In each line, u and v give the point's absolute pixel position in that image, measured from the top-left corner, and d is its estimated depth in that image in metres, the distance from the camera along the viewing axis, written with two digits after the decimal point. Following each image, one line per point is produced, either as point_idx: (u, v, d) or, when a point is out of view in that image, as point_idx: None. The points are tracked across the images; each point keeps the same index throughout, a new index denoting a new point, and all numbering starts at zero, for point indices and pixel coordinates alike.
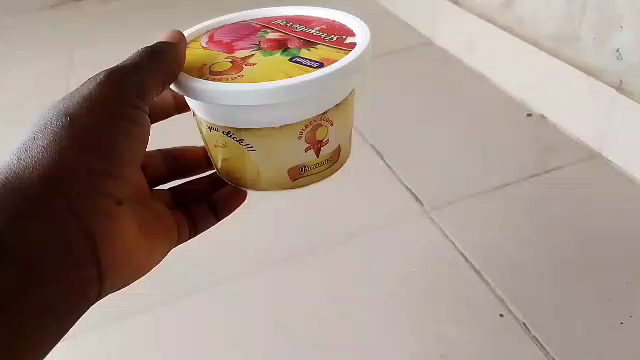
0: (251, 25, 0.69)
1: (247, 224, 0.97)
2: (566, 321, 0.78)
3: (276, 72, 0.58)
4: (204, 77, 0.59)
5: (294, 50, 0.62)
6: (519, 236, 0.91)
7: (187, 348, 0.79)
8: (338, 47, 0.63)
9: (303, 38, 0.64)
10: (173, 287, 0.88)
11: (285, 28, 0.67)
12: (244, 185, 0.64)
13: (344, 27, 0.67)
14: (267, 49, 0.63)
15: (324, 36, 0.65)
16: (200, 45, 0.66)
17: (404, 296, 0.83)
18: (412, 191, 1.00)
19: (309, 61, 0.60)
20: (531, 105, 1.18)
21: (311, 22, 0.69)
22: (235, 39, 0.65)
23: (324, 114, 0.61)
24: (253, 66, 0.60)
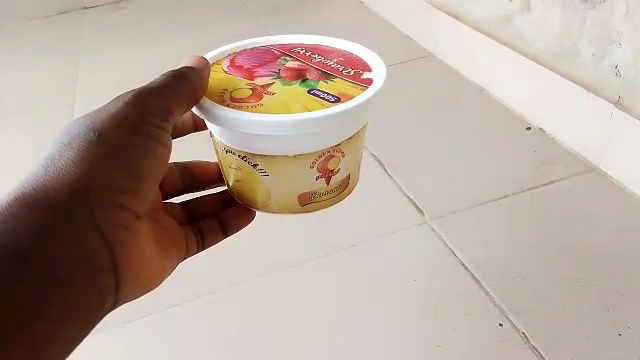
0: (272, 51, 0.72)
1: (254, 230, 1.00)
2: (564, 331, 0.81)
3: (294, 102, 0.62)
4: (225, 102, 0.63)
5: (312, 82, 0.65)
6: (519, 247, 0.94)
7: (192, 351, 0.83)
8: (355, 82, 0.65)
9: (321, 69, 0.67)
10: (183, 292, 0.92)
11: (305, 56, 0.70)
12: (255, 205, 0.68)
13: (363, 62, 0.69)
14: (287, 77, 0.65)
15: (342, 69, 0.68)
16: (222, 67, 0.69)
17: (404, 304, 0.86)
18: (413, 201, 1.04)
19: (326, 94, 0.63)
20: (531, 120, 1.20)
21: (330, 52, 0.72)
22: (255, 64, 0.68)
23: (338, 146, 0.64)
24: (272, 95, 0.63)
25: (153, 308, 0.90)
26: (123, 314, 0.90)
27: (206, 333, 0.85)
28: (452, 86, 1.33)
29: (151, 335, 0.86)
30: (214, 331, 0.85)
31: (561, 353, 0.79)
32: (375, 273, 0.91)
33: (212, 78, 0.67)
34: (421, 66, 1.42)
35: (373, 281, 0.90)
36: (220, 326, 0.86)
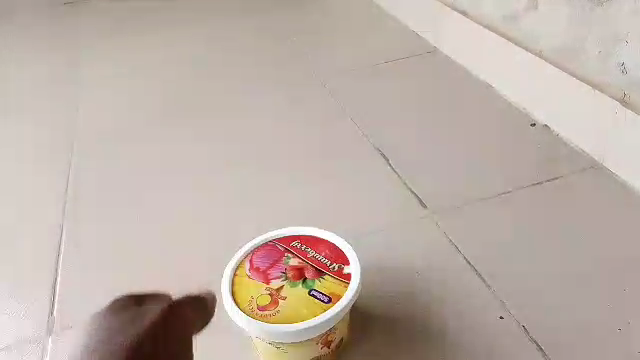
0: (277, 243, 0.78)
1: (256, 220, 1.01)
2: (566, 326, 0.80)
3: (301, 304, 0.69)
4: (251, 313, 0.69)
5: (309, 280, 0.72)
6: (521, 243, 0.94)
7: (189, 339, 0.82)
8: (338, 278, 0.72)
9: (314, 265, 0.74)
10: (185, 278, 0.91)
11: (302, 249, 0.77)
12: (283, 356, 0.71)
13: (346, 253, 0.75)
14: (292, 277, 0.72)
15: (328, 263, 0.74)
16: (244, 269, 0.75)
17: (408, 297, 0.87)
18: (416, 195, 1.05)
19: (321, 294, 0.70)
20: (535, 116, 1.20)
21: (319, 243, 0.78)
22: (270, 263, 0.75)
23: (325, 288, 0.70)
24: (286, 300, 0.70)
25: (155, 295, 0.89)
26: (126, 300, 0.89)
27: (206, 319, 0.85)
28: (457, 83, 1.34)
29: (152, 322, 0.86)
30: (215, 316, 0.85)
31: (563, 348, 0.78)
32: (379, 269, 0.92)
33: (236, 292, 0.72)
34: (423, 64, 1.43)
35: (377, 277, 0.90)
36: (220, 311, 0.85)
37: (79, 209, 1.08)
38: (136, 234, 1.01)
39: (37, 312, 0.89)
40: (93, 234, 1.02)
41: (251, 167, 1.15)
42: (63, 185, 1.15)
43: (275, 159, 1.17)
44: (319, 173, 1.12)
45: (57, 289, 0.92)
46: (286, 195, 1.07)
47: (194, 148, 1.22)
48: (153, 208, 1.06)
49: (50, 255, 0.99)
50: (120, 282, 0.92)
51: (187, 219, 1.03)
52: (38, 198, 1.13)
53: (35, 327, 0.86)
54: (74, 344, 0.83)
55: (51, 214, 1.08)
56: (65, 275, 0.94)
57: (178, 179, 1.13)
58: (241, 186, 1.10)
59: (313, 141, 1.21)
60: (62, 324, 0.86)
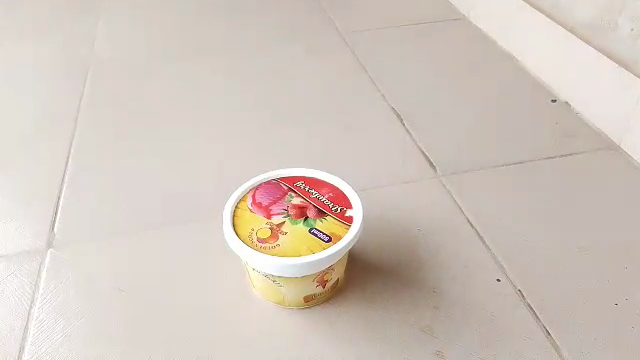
0: (281, 182, 0.78)
1: (261, 164, 0.99)
2: (562, 295, 0.76)
3: (301, 241, 0.69)
4: (249, 243, 0.69)
5: (311, 219, 0.71)
6: (527, 210, 0.90)
7: (176, 265, 0.80)
8: (341, 220, 0.72)
9: (317, 205, 0.73)
10: (183, 211, 0.89)
11: (305, 190, 0.76)
12: (279, 292, 0.72)
13: (349, 196, 0.75)
14: (294, 215, 0.72)
15: (331, 204, 0.74)
16: (246, 203, 0.74)
17: (405, 248, 0.83)
18: (426, 157, 1.02)
19: (321, 232, 0.70)
20: (557, 92, 1.18)
21: (323, 185, 0.77)
22: (272, 200, 0.74)
23: (327, 228, 0.70)
24: (285, 235, 0.69)
25: (151, 222, 0.87)
26: (123, 225, 0.87)
27: (197, 250, 0.82)
28: (483, 54, 1.31)
29: (142, 245, 0.83)
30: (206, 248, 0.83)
31: (557, 316, 0.74)
32: (378, 219, 0.88)
33: (238, 225, 0.71)
34: (451, 33, 1.40)
35: (376, 226, 0.87)
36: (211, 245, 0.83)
37: (86, 134, 1.07)
38: (139, 163, 0.99)
39: (35, 225, 0.87)
40: (96, 159, 1.00)
41: (261, 112, 1.12)
42: (72, 110, 1.14)
43: (288, 105, 1.14)
44: (330, 124, 1.09)
45: (61, 208, 0.90)
46: (294, 142, 1.04)
47: (205, 88, 1.20)
48: (158, 141, 1.04)
49: (54, 174, 0.97)
50: (117, 206, 0.90)
51: (191, 156, 1.01)
52: (46, 118, 1.11)
53: (32, 239, 0.85)
54: (68, 259, 0.81)
55: (58, 136, 1.07)
56: (69, 196, 0.92)
57: (186, 116, 1.11)
58: (249, 130, 1.07)
59: (328, 93, 1.18)
60: (60, 240, 0.84)
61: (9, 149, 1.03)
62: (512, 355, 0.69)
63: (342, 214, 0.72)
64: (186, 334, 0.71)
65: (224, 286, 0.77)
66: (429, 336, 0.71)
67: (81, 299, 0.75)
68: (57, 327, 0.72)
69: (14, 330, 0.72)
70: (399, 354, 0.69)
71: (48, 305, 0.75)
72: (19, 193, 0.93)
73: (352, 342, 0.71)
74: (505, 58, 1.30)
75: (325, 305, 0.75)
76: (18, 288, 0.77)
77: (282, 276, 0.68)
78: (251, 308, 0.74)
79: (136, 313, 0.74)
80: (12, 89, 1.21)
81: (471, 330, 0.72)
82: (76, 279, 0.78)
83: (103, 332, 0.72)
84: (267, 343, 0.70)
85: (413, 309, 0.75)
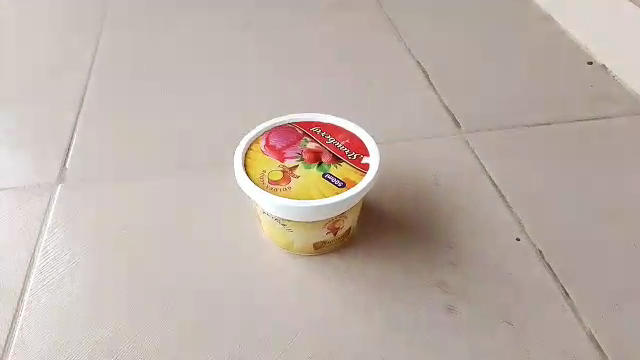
0: (297, 127, 0.75)
1: (278, 111, 0.95)
2: (584, 258, 0.73)
3: (313, 186, 0.66)
4: (260, 184, 0.67)
5: (325, 165, 0.68)
6: (553, 170, 0.85)
7: (187, 208, 0.79)
8: (356, 167, 0.69)
9: (331, 151, 0.70)
10: (196, 155, 0.87)
11: (320, 135, 0.73)
12: (288, 238, 0.70)
13: (366, 144, 0.72)
14: (307, 159, 0.69)
15: (347, 152, 0.71)
16: (259, 146, 0.71)
17: (421, 203, 0.80)
18: (450, 112, 0.96)
19: (334, 178, 0.67)
20: (595, 56, 1.09)
21: (340, 132, 0.74)
22: (286, 144, 0.72)
23: (341, 175, 0.68)
24: (297, 179, 0.67)
25: (163, 164, 0.86)
26: (135, 165, 0.86)
27: (207, 194, 0.81)
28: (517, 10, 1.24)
29: (155, 187, 0.82)
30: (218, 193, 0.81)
31: (577, 279, 0.70)
32: (395, 171, 0.85)
33: (249, 167, 0.69)
34: None
35: (393, 178, 0.84)
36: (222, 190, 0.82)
37: (103, 74, 1.05)
38: (154, 106, 0.97)
39: (48, 161, 0.86)
40: (112, 99, 0.99)
41: (279, 59, 1.08)
42: (90, 49, 1.11)
43: (307, 53, 1.10)
44: (351, 73, 1.04)
45: (73, 146, 0.89)
46: (313, 91, 1.00)
47: (225, 34, 1.15)
48: (174, 85, 1.02)
49: (69, 111, 0.96)
50: (129, 148, 0.89)
51: (206, 102, 0.98)
52: (64, 56, 1.09)
53: (44, 174, 0.84)
54: (78, 194, 0.81)
55: (74, 74, 1.05)
56: (82, 134, 0.91)
57: (204, 62, 1.08)
58: (267, 77, 1.03)
59: (352, 42, 1.12)
60: (71, 176, 0.84)
61: (26, 85, 1.02)
62: (526, 314, 0.67)
63: (357, 162, 0.69)
64: (192, 273, 0.71)
65: (233, 230, 0.76)
66: (441, 291, 0.69)
67: (89, 233, 0.75)
68: (64, 258, 0.72)
69: (22, 260, 0.72)
70: (409, 306, 0.67)
71: (55, 237, 0.75)
72: (34, 129, 0.92)
73: (360, 291, 0.69)
74: (540, 14, 1.22)
75: (336, 254, 0.73)
76: (28, 219, 0.77)
77: (291, 219, 0.66)
78: (259, 253, 0.73)
79: (143, 250, 0.73)
80: (31, 26, 1.19)
81: (485, 287, 0.69)
82: (85, 213, 0.78)
83: (109, 266, 0.71)
84: (274, 287, 0.69)
85: (426, 263, 0.72)
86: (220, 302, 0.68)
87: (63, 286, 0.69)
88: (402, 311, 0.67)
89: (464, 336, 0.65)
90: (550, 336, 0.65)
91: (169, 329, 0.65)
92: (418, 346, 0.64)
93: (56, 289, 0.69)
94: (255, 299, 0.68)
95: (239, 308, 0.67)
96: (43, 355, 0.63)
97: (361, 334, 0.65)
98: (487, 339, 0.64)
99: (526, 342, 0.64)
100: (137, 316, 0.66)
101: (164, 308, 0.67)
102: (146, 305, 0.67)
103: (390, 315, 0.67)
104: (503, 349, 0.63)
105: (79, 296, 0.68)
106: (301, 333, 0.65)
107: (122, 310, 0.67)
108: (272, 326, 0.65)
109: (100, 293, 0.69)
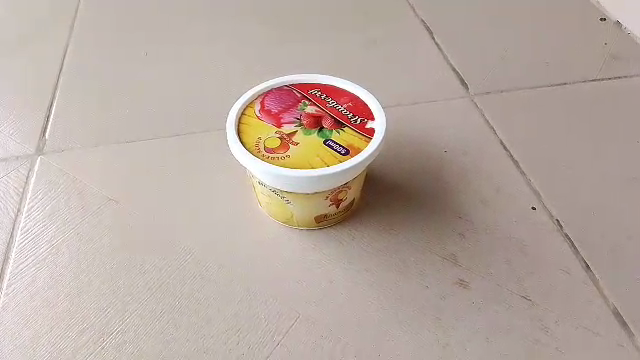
0: (294, 89, 0.68)
1: (273, 76, 0.89)
2: (605, 228, 0.68)
3: (314, 153, 0.61)
4: (256, 152, 0.61)
5: (327, 131, 0.63)
6: (569, 134, 0.80)
7: (179, 178, 0.73)
8: (360, 132, 0.63)
9: (333, 115, 0.64)
10: (185, 123, 0.81)
11: (320, 98, 0.67)
12: (287, 210, 0.65)
13: (370, 107, 0.66)
14: (307, 124, 0.63)
15: (350, 116, 0.65)
16: (253, 110, 0.65)
17: (429, 171, 0.74)
18: (458, 74, 0.89)
19: (337, 145, 0.61)
20: (607, 11, 1.00)
21: (342, 94, 0.68)
22: (283, 108, 0.65)
23: (345, 141, 0.62)
24: (297, 147, 0.61)
25: (151, 132, 0.79)
26: (121, 133, 0.79)
27: (199, 164, 0.75)
28: None
29: (143, 157, 0.76)
30: (209, 162, 0.75)
31: (598, 251, 0.66)
32: (401, 137, 0.79)
33: (243, 133, 0.63)
34: None
35: (398, 145, 0.78)
36: (214, 159, 0.76)
37: (84, 33, 0.96)
38: (141, 68, 0.90)
39: (25, 129, 0.80)
40: (95, 61, 0.91)
41: (273, 18, 1.00)
42: (70, 5, 1.02)
43: (302, 10, 1.02)
44: (350, 32, 0.97)
45: (53, 113, 0.82)
46: (310, 52, 0.93)
47: None
48: (162, 45, 0.94)
49: (47, 75, 0.88)
50: (114, 115, 0.82)
51: (194, 64, 0.91)
52: (41, 11, 1.00)
53: (20, 144, 0.77)
54: (59, 166, 0.75)
55: (55, 32, 0.96)
56: (63, 100, 0.84)
57: (193, 19, 1.00)
58: (261, 38, 0.96)
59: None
60: (51, 146, 0.77)
61: (0, 45, 0.93)
62: (544, 288, 0.62)
63: (362, 127, 0.63)
64: (184, 250, 0.66)
65: (228, 202, 0.70)
66: (453, 265, 0.64)
67: (72, 207, 0.70)
68: (45, 236, 0.67)
69: (0, 238, 0.67)
70: (419, 281, 0.63)
71: (35, 212, 0.69)
72: (10, 94, 0.85)
73: (366, 267, 0.64)
74: None
75: (338, 227, 0.68)
76: (4, 193, 0.71)
77: (291, 190, 0.61)
78: (256, 226, 0.68)
79: (130, 225, 0.68)
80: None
81: (500, 260, 0.65)
82: (67, 186, 0.72)
83: (93, 243, 0.66)
84: (274, 263, 0.64)
85: (436, 236, 0.67)
86: (215, 281, 0.63)
87: (45, 267, 0.64)
88: (412, 288, 0.62)
89: (478, 313, 0.60)
90: (569, 313, 0.61)
91: (161, 311, 0.61)
92: (429, 325, 0.59)
93: (36, 270, 0.64)
94: (252, 277, 0.63)
95: (236, 287, 0.62)
96: (25, 340, 0.58)
97: (368, 313, 0.60)
98: (502, 317, 0.60)
99: (545, 320, 0.60)
100: (126, 297, 0.62)
101: (155, 289, 0.62)
102: (136, 286, 0.62)
103: (399, 292, 0.62)
104: (520, 327, 0.59)
105: (62, 276, 0.63)
106: (303, 313, 0.60)
107: (109, 291, 0.62)
108: (272, 306, 0.61)
109: (85, 273, 0.63)
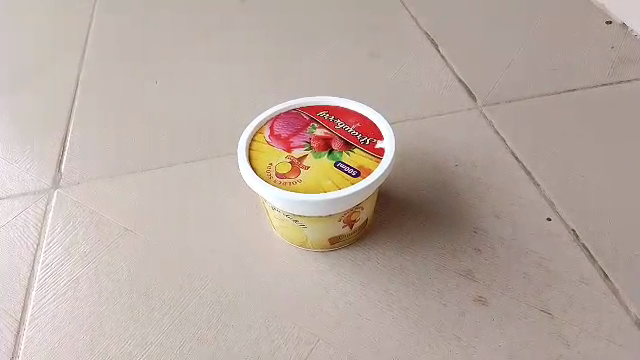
0: (303, 112, 0.69)
1: (282, 98, 0.89)
2: (623, 235, 0.67)
3: (325, 176, 0.61)
4: (268, 178, 0.62)
5: (337, 153, 0.63)
6: (581, 142, 0.79)
7: (194, 206, 0.74)
8: (370, 153, 0.63)
9: (342, 136, 0.65)
10: (197, 148, 0.82)
11: (328, 120, 0.67)
12: (301, 234, 0.65)
13: (378, 127, 0.66)
14: (317, 148, 0.64)
15: (359, 137, 0.65)
16: (263, 136, 0.66)
17: (441, 186, 0.74)
18: (464, 85, 0.89)
19: (347, 167, 0.62)
20: (612, 13, 0.99)
21: (349, 115, 0.68)
22: (292, 132, 0.66)
23: (355, 163, 0.62)
24: (308, 170, 0.62)
25: (164, 160, 0.80)
26: (134, 163, 0.80)
27: (213, 190, 0.75)
28: None
29: (156, 186, 0.77)
30: (222, 186, 0.76)
31: (617, 259, 0.65)
32: (411, 153, 0.79)
33: (254, 160, 0.63)
34: None
35: (409, 161, 0.78)
36: (227, 183, 0.76)
37: (94, 62, 0.98)
38: (152, 96, 0.91)
39: (42, 163, 0.81)
40: (106, 91, 0.92)
41: (277, 38, 1.00)
42: (78, 33, 1.04)
43: (306, 28, 1.02)
44: (355, 48, 0.97)
45: (67, 146, 0.84)
46: (317, 70, 0.94)
47: (220, 9, 1.07)
48: (169, 72, 0.95)
49: (59, 108, 0.90)
50: (127, 144, 0.83)
51: (202, 89, 0.92)
52: (50, 43, 1.02)
53: (37, 178, 0.79)
54: (75, 199, 0.76)
55: (66, 64, 0.98)
56: (77, 132, 0.86)
57: (200, 42, 1.01)
58: (268, 58, 0.97)
59: (356, 11, 1.04)
60: (67, 180, 0.79)
61: (13, 79, 0.95)
62: (563, 301, 0.62)
63: (372, 148, 0.64)
64: (202, 277, 0.66)
65: (243, 227, 0.71)
66: (470, 281, 0.64)
67: (89, 240, 0.70)
68: (65, 270, 0.68)
69: (21, 274, 0.68)
70: (437, 299, 0.63)
71: (54, 247, 0.70)
72: (25, 129, 0.87)
73: (383, 287, 0.64)
74: None
75: (354, 248, 0.68)
76: (24, 229, 0.72)
77: (304, 214, 0.61)
78: (272, 250, 0.68)
79: (148, 255, 0.69)
80: (15, 8, 1.11)
81: (518, 274, 0.64)
82: (85, 219, 0.73)
83: (113, 276, 0.67)
84: (291, 287, 0.65)
85: (452, 252, 0.67)
86: (234, 308, 0.63)
87: (65, 301, 0.65)
88: (430, 306, 0.62)
89: (499, 330, 0.60)
90: (591, 325, 0.60)
91: (182, 341, 0.61)
92: (449, 344, 0.59)
93: (58, 304, 0.65)
94: (271, 302, 0.63)
95: (255, 313, 0.63)
96: None
97: (387, 334, 0.60)
98: (523, 333, 0.60)
99: (566, 334, 0.59)
100: (147, 328, 0.62)
101: (176, 319, 0.63)
102: (156, 317, 0.63)
103: (417, 311, 0.62)
104: (541, 342, 0.59)
105: (83, 310, 0.64)
106: (323, 337, 0.60)
107: (130, 322, 0.63)
108: (291, 331, 0.61)
109: (106, 306, 0.64)
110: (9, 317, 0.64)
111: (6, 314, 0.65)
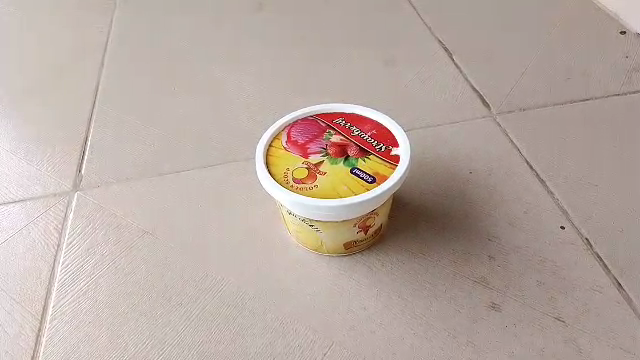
0: (319, 119, 0.70)
1: (297, 104, 0.91)
2: (636, 245, 0.67)
3: (341, 182, 0.62)
4: (285, 183, 0.63)
5: (353, 159, 0.64)
6: (595, 150, 0.79)
7: (212, 209, 0.75)
8: (386, 159, 0.64)
9: (358, 143, 0.66)
10: (214, 153, 0.83)
11: (344, 127, 0.69)
12: (316, 238, 0.66)
13: (393, 134, 0.67)
14: (333, 154, 0.65)
15: (374, 144, 0.66)
16: (280, 142, 0.67)
17: (454, 192, 0.75)
18: (478, 93, 0.90)
19: (363, 173, 0.63)
20: (627, 22, 0.99)
21: (365, 122, 0.69)
22: (309, 138, 0.67)
23: (370, 169, 0.63)
24: (324, 176, 0.63)
25: (181, 164, 0.82)
26: (152, 166, 0.82)
27: (230, 194, 0.77)
28: None
29: (175, 189, 0.78)
30: (238, 190, 0.77)
31: (630, 268, 0.65)
32: (425, 159, 0.80)
33: (271, 165, 0.65)
34: None
35: (424, 168, 0.79)
36: (243, 188, 0.77)
37: (113, 67, 1.00)
38: (169, 101, 0.92)
39: (62, 166, 0.83)
40: (125, 95, 0.94)
41: (292, 44, 1.02)
42: (98, 39, 1.06)
43: (320, 35, 1.03)
44: (369, 55, 0.98)
45: (87, 149, 0.85)
46: (332, 77, 0.95)
47: (235, 16, 1.09)
48: (186, 77, 0.97)
49: (79, 112, 0.92)
50: (145, 149, 0.85)
51: (219, 94, 0.93)
52: (71, 48, 1.04)
53: (57, 180, 0.81)
54: (95, 201, 0.77)
55: (85, 68, 1.00)
56: (96, 136, 0.88)
57: (216, 48, 1.02)
58: (282, 64, 0.98)
59: (369, 19, 1.05)
60: (87, 182, 0.80)
61: (35, 82, 0.98)
62: (576, 309, 0.62)
63: (387, 155, 0.65)
64: (219, 280, 0.67)
65: (260, 231, 0.72)
66: (483, 287, 0.65)
67: (109, 241, 0.72)
68: (85, 270, 0.69)
69: (42, 273, 0.70)
70: (450, 305, 0.63)
71: (74, 247, 0.72)
72: (46, 131, 0.89)
73: (397, 292, 0.65)
74: None
75: (368, 253, 0.69)
76: (45, 230, 0.74)
77: (320, 219, 0.62)
78: (288, 254, 0.69)
79: (166, 257, 0.70)
80: (37, 12, 1.13)
81: (531, 282, 0.65)
82: (104, 220, 0.75)
83: (131, 277, 0.68)
84: (305, 291, 0.66)
85: (465, 258, 0.67)
86: (249, 311, 0.64)
87: (85, 300, 0.67)
88: (443, 311, 0.63)
89: (511, 336, 0.60)
90: (603, 333, 0.60)
91: (198, 342, 0.62)
92: (462, 350, 0.60)
93: (77, 303, 0.66)
94: (286, 305, 0.65)
95: (270, 315, 0.64)
96: None
97: (400, 338, 0.61)
98: (536, 339, 0.60)
99: (579, 341, 0.60)
100: (164, 329, 0.63)
101: (192, 320, 0.64)
102: (173, 317, 0.64)
103: (430, 316, 0.63)
104: (554, 349, 0.59)
105: (102, 309, 0.66)
106: (337, 340, 0.61)
107: (148, 323, 0.64)
108: (306, 333, 0.62)
109: (123, 307, 0.66)
110: (30, 316, 0.66)
111: (27, 311, 0.66)
